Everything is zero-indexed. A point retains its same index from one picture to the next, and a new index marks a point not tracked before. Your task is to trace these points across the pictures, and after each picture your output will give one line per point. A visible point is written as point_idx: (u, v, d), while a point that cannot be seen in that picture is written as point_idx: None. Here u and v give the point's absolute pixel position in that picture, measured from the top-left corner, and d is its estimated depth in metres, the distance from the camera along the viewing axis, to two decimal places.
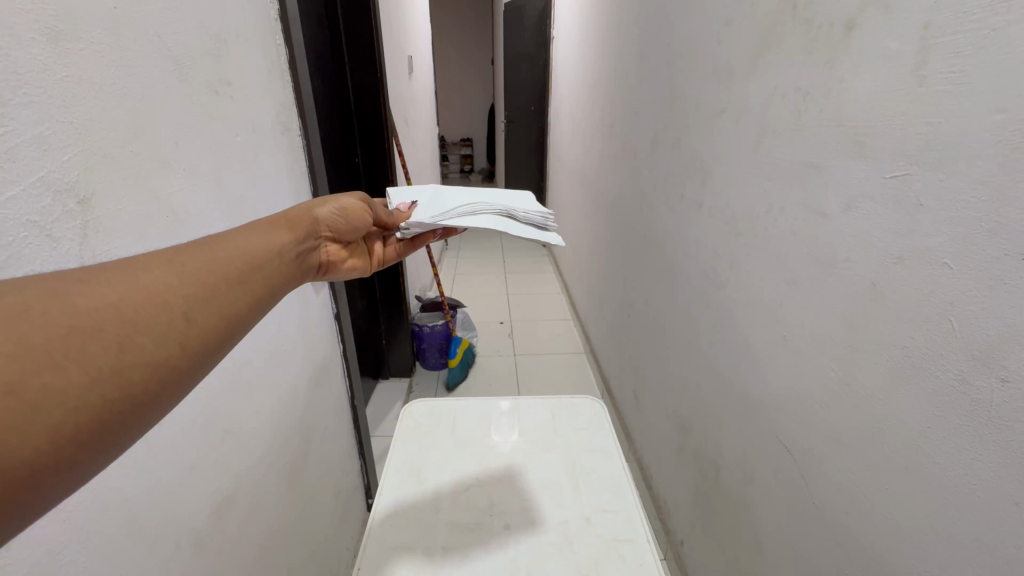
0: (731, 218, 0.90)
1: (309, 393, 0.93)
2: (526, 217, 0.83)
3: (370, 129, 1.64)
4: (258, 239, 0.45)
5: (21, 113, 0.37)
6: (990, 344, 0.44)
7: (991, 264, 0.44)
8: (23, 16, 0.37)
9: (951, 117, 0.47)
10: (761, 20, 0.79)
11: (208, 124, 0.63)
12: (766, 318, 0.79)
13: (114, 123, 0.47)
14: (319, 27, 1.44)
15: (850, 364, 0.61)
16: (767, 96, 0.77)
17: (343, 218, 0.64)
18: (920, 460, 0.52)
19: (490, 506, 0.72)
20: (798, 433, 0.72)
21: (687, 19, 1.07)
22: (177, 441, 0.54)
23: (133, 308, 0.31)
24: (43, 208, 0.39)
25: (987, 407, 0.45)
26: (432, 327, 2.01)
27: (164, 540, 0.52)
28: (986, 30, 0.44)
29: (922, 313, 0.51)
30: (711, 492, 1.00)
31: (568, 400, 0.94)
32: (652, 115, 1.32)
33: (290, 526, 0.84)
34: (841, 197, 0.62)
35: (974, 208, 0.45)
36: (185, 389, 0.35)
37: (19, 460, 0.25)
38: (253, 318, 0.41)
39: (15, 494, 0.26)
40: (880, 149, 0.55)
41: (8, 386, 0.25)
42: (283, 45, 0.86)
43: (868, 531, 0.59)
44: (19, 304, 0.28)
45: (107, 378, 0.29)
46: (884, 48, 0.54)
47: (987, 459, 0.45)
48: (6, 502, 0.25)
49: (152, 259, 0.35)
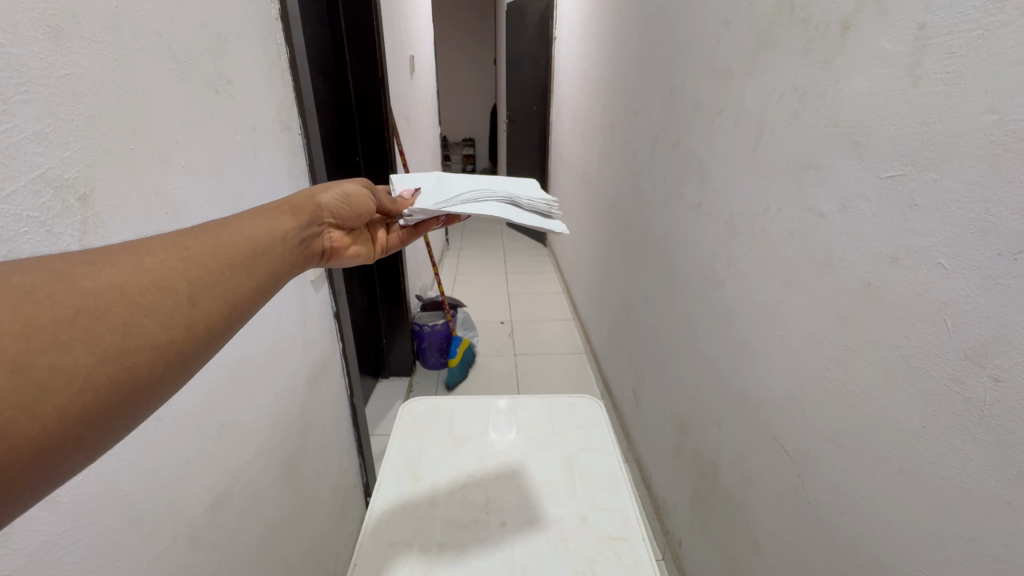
0: (728, 217, 0.91)
1: (307, 390, 0.94)
2: (530, 204, 0.84)
3: (371, 127, 1.64)
4: (262, 225, 0.46)
5: (22, 110, 0.38)
6: (983, 343, 0.44)
7: (984, 264, 0.44)
8: (26, 15, 0.38)
9: (945, 118, 0.47)
10: (759, 19, 0.79)
11: (207, 121, 0.63)
12: (763, 317, 0.80)
13: (115, 121, 0.47)
14: (320, 26, 1.45)
15: (845, 364, 0.62)
16: (765, 96, 0.77)
17: (346, 205, 0.64)
18: (914, 459, 0.52)
19: (486, 503, 0.72)
20: (794, 432, 0.72)
21: (687, 18, 1.07)
22: (175, 437, 0.55)
23: (138, 291, 0.32)
24: (43, 204, 0.40)
25: (980, 407, 0.45)
26: (432, 327, 2.02)
27: (161, 533, 0.53)
28: (980, 31, 0.44)
29: (916, 312, 0.51)
30: (709, 492, 1.01)
31: (566, 398, 0.95)
32: (651, 115, 1.32)
33: (287, 523, 0.84)
34: (837, 197, 0.62)
35: (967, 208, 0.45)
36: (190, 372, 0.36)
37: (29, 437, 0.26)
38: (257, 303, 0.42)
39: (26, 472, 0.26)
40: (875, 149, 0.55)
41: (16, 363, 0.26)
42: (284, 43, 0.86)
43: (863, 531, 0.59)
44: (25, 284, 0.28)
45: (114, 359, 0.30)
46: (879, 49, 0.54)
47: (979, 458, 0.45)
48: (18, 479, 0.26)
49: (156, 242, 0.36)
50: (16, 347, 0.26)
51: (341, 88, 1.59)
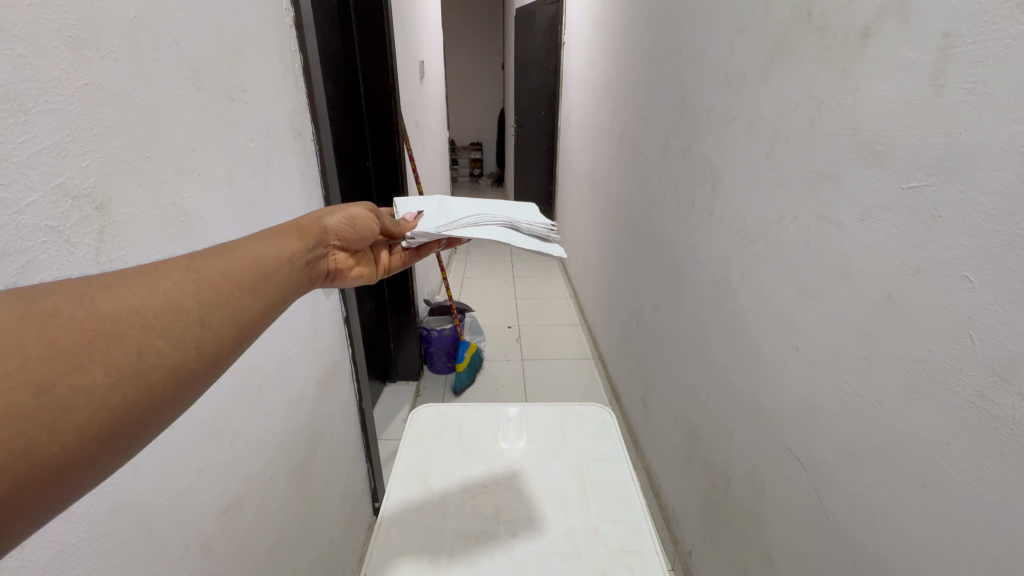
0: (742, 226, 0.90)
1: (318, 396, 0.94)
2: (529, 228, 0.83)
3: (381, 133, 1.65)
4: (270, 247, 0.46)
5: (43, 121, 0.38)
6: (1011, 359, 0.43)
7: (1011, 278, 0.43)
8: (47, 26, 0.38)
9: (970, 128, 0.46)
10: (774, 26, 0.78)
11: (222, 129, 0.63)
12: (778, 326, 0.79)
13: (132, 130, 0.47)
14: (332, 33, 1.47)
15: (863, 376, 0.60)
16: (780, 103, 0.77)
17: (351, 227, 0.65)
18: (938, 476, 0.50)
19: (496, 513, 0.72)
20: (810, 445, 0.71)
21: (700, 25, 1.07)
22: (187, 447, 0.55)
23: (153, 313, 0.32)
24: (62, 214, 0.40)
25: (1008, 424, 0.43)
26: (440, 331, 2.03)
27: (171, 543, 0.52)
28: (1007, 40, 0.43)
29: (940, 326, 0.50)
30: (721, 503, 0.99)
31: (576, 407, 0.94)
32: (663, 122, 1.32)
33: (296, 530, 0.84)
34: (856, 207, 0.61)
35: (994, 221, 0.44)
36: (199, 391, 0.35)
37: (49, 456, 0.26)
38: (264, 324, 0.42)
39: (45, 488, 0.26)
40: (897, 159, 0.54)
41: (38, 385, 0.26)
42: (298, 51, 0.87)
43: (883, 548, 0.58)
44: (47, 308, 0.28)
45: (129, 380, 0.30)
46: (899, 57, 0.54)
47: (1005, 477, 0.44)
48: (37, 495, 0.26)
49: (168, 265, 0.36)
50: (39, 368, 0.26)
51: (352, 94, 1.60)
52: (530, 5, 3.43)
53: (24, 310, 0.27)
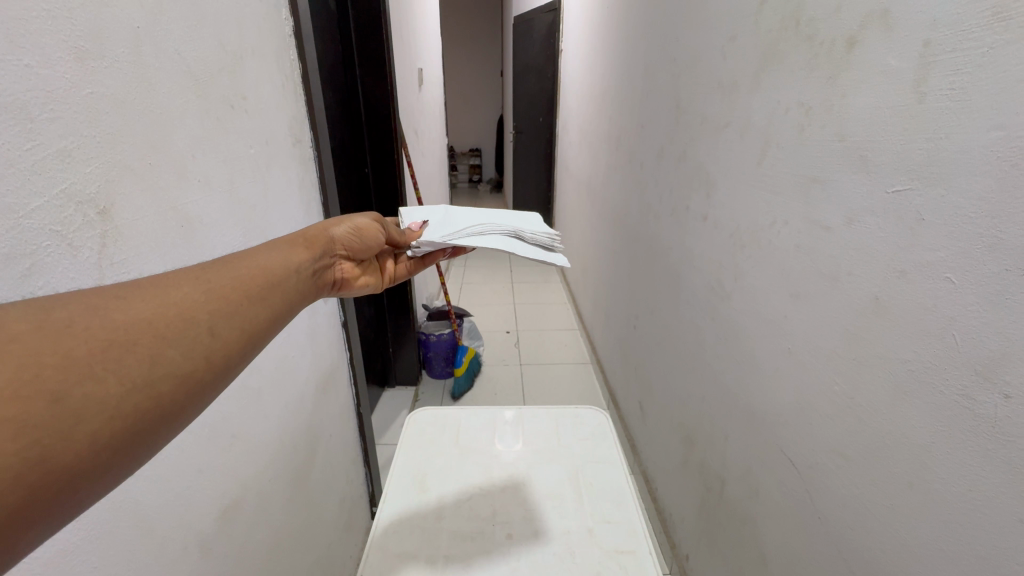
0: (734, 230, 0.91)
1: (315, 400, 0.94)
2: (532, 237, 0.84)
3: (380, 139, 1.67)
4: (278, 257, 0.47)
5: (49, 129, 0.39)
6: (993, 359, 0.44)
7: (992, 280, 0.44)
8: (53, 36, 0.40)
9: (951, 133, 0.48)
10: (764, 34, 0.80)
11: (222, 136, 0.65)
12: (771, 329, 0.80)
13: (135, 136, 0.49)
14: (332, 41, 1.49)
15: (852, 378, 0.61)
16: (771, 109, 0.78)
17: (357, 236, 0.66)
18: (925, 476, 0.51)
19: (492, 515, 0.72)
20: (802, 446, 0.72)
21: (693, 33, 1.08)
22: (187, 450, 0.56)
23: (165, 323, 0.33)
24: (66, 218, 0.41)
25: (990, 423, 0.44)
26: (438, 336, 2.04)
27: (171, 543, 0.53)
28: (984, 49, 0.44)
29: (924, 326, 0.51)
30: (716, 505, 0.99)
31: (574, 410, 0.95)
32: (659, 126, 1.33)
33: (295, 533, 0.84)
34: (844, 211, 0.62)
35: (975, 224, 0.45)
36: (207, 401, 0.36)
37: (63, 463, 0.27)
38: (270, 333, 0.43)
39: (59, 494, 0.27)
40: (882, 163, 0.56)
41: (55, 394, 0.27)
42: (297, 59, 0.89)
43: (872, 547, 0.58)
44: (63, 319, 0.29)
45: (141, 389, 0.31)
46: (884, 65, 0.55)
47: (989, 475, 0.44)
48: (51, 503, 0.27)
49: (179, 276, 0.37)
50: (54, 377, 0.27)
51: (351, 101, 1.62)
52: (529, 14, 3.48)
53: (41, 321, 0.28)
